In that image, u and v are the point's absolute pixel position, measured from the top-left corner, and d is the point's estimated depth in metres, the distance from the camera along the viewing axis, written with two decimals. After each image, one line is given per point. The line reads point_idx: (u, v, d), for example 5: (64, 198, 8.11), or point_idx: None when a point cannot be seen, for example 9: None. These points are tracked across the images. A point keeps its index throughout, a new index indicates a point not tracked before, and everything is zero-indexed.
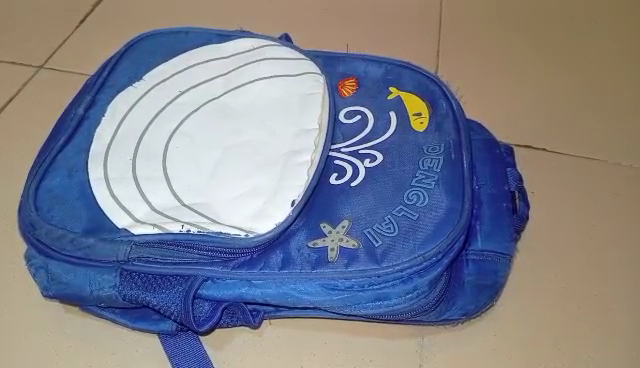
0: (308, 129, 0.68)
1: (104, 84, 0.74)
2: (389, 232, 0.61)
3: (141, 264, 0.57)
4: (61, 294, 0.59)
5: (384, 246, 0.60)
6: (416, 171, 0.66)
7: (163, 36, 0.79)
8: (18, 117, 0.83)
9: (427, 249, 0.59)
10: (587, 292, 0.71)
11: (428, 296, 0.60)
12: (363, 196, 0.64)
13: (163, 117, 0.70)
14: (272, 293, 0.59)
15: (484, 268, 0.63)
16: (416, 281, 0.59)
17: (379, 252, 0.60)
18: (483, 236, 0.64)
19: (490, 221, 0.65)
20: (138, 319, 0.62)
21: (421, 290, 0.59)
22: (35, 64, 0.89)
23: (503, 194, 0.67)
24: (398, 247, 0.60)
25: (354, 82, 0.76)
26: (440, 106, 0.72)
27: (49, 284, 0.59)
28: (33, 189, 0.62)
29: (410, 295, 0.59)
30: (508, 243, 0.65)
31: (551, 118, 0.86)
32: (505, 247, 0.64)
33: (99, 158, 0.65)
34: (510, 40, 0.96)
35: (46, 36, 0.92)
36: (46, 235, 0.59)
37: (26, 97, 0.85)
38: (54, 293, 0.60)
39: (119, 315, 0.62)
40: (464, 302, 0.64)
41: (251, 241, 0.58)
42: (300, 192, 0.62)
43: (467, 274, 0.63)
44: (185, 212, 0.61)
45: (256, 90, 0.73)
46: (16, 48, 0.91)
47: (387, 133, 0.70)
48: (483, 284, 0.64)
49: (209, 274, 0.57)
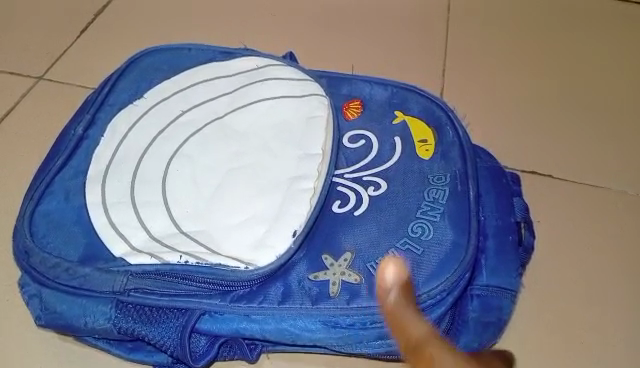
0: (312, 153, 0.68)
1: (104, 102, 0.72)
2: None
3: (137, 295, 0.56)
4: (54, 325, 0.57)
5: None
6: (421, 202, 0.64)
7: (164, 54, 0.79)
8: (14, 130, 0.81)
9: (432, 287, 0.58)
10: (595, 326, 0.69)
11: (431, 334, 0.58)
12: (365, 226, 0.63)
13: (163, 138, 0.69)
14: (271, 328, 0.57)
15: (487, 304, 0.62)
16: None
17: None
18: (488, 271, 0.63)
19: (494, 254, 0.64)
20: (133, 350, 0.60)
21: None
22: (34, 75, 0.87)
23: (509, 226, 0.66)
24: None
25: (359, 104, 0.75)
26: (446, 134, 0.71)
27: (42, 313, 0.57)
28: (29, 212, 0.60)
29: None
30: (513, 278, 0.63)
31: (557, 143, 0.85)
32: (511, 283, 0.63)
33: (98, 180, 0.64)
34: (516, 62, 0.94)
35: (46, 47, 0.91)
36: (40, 262, 0.57)
37: (23, 110, 0.83)
38: (47, 323, 0.57)
39: (114, 347, 0.60)
40: (467, 340, 0.62)
41: (252, 273, 0.56)
42: (303, 221, 0.61)
43: (470, 310, 0.62)
44: (184, 241, 0.59)
45: (258, 112, 0.73)
46: (15, 58, 0.89)
47: (392, 160, 0.69)
48: (487, 321, 0.62)
49: (207, 307, 0.56)
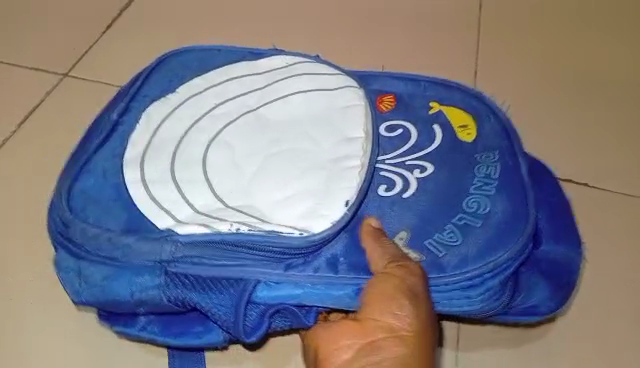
0: (352, 138, 0.66)
1: (138, 93, 0.71)
2: (452, 242, 0.61)
3: (187, 265, 0.57)
4: (95, 299, 0.59)
5: (448, 256, 0.61)
6: (474, 178, 0.65)
7: (191, 54, 0.75)
8: (45, 128, 0.80)
9: (498, 256, 0.60)
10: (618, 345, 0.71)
11: (500, 297, 0.61)
12: (417, 203, 0.64)
13: (197, 130, 0.67)
14: (332, 295, 0.58)
15: (555, 265, 0.66)
16: (489, 282, 0.60)
17: (443, 262, 0.60)
18: (550, 236, 0.67)
19: (553, 222, 0.67)
20: (180, 335, 0.61)
21: (496, 290, 0.60)
22: (59, 72, 0.85)
23: (561, 203, 0.69)
24: (465, 255, 0.60)
25: (393, 98, 0.73)
26: (487, 120, 0.71)
27: (84, 289, 0.60)
28: (66, 186, 0.61)
29: (486, 295, 0.60)
30: (571, 242, 0.67)
31: (593, 147, 0.82)
32: (572, 254, 0.67)
33: (137, 160, 0.64)
34: (555, 54, 0.90)
35: (69, 39, 0.88)
36: (79, 235, 0.59)
37: (50, 106, 0.82)
38: (87, 298, 0.60)
39: (158, 333, 0.61)
40: (539, 298, 0.65)
41: (302, 240, 0.57)
42: (353, 193, 0.61)
43: (541, 269, 0.66)
44: (232, 213, 0.60)
45: (292, 104, 0.71)
46: (39, 50, 0.86)
47: (433, 143, 0.68)
48: (556, 280, 0.66)
49: (262, 277, 0.57)
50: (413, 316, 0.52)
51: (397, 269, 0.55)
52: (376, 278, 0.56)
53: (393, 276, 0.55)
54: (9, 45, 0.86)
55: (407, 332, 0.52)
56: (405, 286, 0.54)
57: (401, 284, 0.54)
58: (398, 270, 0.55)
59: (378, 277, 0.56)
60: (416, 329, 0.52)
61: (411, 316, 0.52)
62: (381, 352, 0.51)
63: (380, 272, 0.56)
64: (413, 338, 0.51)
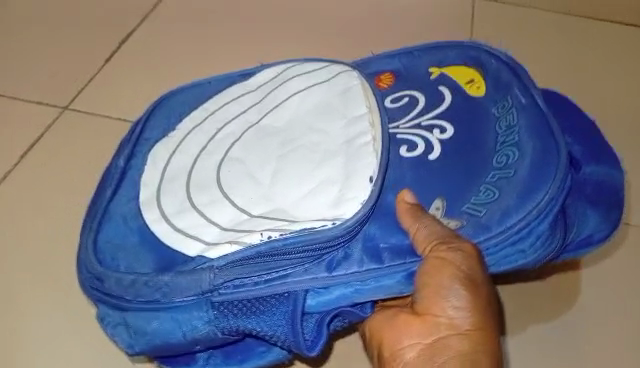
0: (359, 115, 0.64)
1: (140, 136, 0.69)
2: (489, 199, 0.58)
3: (228, 291, 0.50)
4: (150, 348, 0.51)
5: (489, 214, 0.57)
6: (497, 134, 0.63)
7: (188, 91, 0.74)
8: (49, 164, 0.80)
9: (538, 199, 0.56)
10: None
11: (551, 243, 0.57)
12: (444, 167, 0.60)
13: (206, 153, 0.66)
14: (386, 284, 0.52)
15: (599, 189, 0.61)
16: (537, 229, 0.56)
17: (486, 221, 0.57)
18: (587, 158, 0.61)
19: (584, 145, 0.62)
20: (244, 361, 0.53)
21: (545, 235, 0.56)
22: (58, 105, 0.86)
23: (589, 130, 0.64)
24: (507, 208, 0.57)
25: (390, 75, 0.72)
26: (489, 65, 0.69)
27: (133, 339, 0.51)
28: (89, 242, 0.56)
29: (537, 243, 0.56)
30: (611, 162, 0.62)
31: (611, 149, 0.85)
32: (614, 174, 0.61)
33: (151, 200, 0.60)
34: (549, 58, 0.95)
35: (70, 74, 0.89)
36: (115, 285, 0.51)
37: (50, 144, 0.82)
38: (143, 348, 0.51)
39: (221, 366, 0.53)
40: (594, 226, 0.60)
41: (338, 229, 0.51)
42: (374, 169, 0.57)
43: (588, 194, 0.61)
44: (260, 221, 0.55)
45: (293, 106, 0.69)
46: (42, 87, 0.88)
47: (443, 103, 0.66)
48: (606, 204, 0.61)
49: (309, 283, 0.50)
50: (475, 308, 0.47)
51: (450, 253, 0.49)
52: (427, 264, 0.50)
53: (447, 265, 0.49)
54: (12, 83, 0.88)
55: (470, 329, 0.47)
56: (463, 275, 0.48)
57: (458, 273, 0.48)
58: (453, 255, 0.49)
59: (429, 262, 0.50)
60: (479, 322, 0.47)
61: (472, 310, 0.47)
62: (446, 352, 0.47)
63: (430, 256, 0.50)
64: (477, 333, 0.47)
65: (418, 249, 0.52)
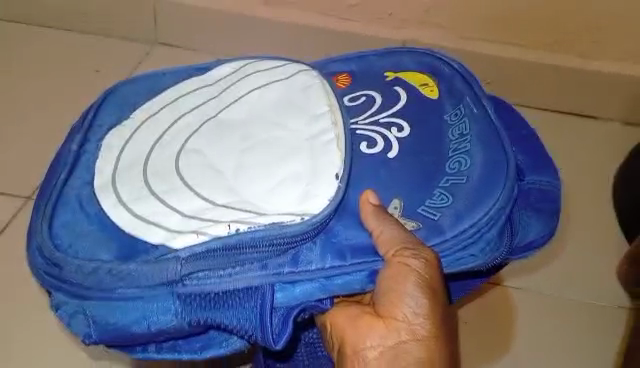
0: (319, 113, 0.64)
1: (93, 123, 0.65)
2: (444, 203, 0.57)
3: (195, 282, 0.49)
4: (110, 338, 0.49)
5: (445, 216, 0.56)
6: (450, 141, 0.63)
7: (133, 84, 0.69)
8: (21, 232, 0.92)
9: (491, 204, 0.57)
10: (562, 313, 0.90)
11: (499, 247, 0.56)
12: (401, 167, 0.60)
13: (161, 145, 0.62)
14: (348, 281, 0.52)
15: (542, 197, 0.61)
16: (487, 234, 0.56)
17: (443, 224, 0.56)
18: (528, 168, 0.62)
19: (526, 154, 0.63)
20: (206, 348, 0.52)
21: (494, 241, 0.56)
22: (22, 193, 0.96)
23: (534, 142, 0.64)
24: (458, 211, 0.56)
25: (347, 76, 0.72)
26: (443, 73, 0.70)
27: (91, 328, 0.49)
28: (45, 227, 0.54)
29: (487, 249, 0.56)
30: (552, 171, 0.63)
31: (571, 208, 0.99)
32: (554, 182, 0.62)
33: (107, 186, 0.58)
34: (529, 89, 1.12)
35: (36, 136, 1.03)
36: (75, 272, 0.49)
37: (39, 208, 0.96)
38: (100, 338, 0.49)
39: (183, 352, 0.52)
40: (537, 232, 0.60)
41: (301, 227, 0.51)
42: (340, 166, 0.57)
43: (533, 201, 0.61)
44: (224, 212, 0.54)
45: (252, 102, 0.67)
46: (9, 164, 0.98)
47: (399, 103, 0.66)
48: (550, 211, 0.61)
49: (275, 278, 0.50)
50: (434, 317, 0.50)
51: (413, 260, 0.50)
52: (389, 268, 0.50)
53: (410, 272, 0.49)
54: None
55: (427, 336, 0.49)
56: (424, 283, 0.50)
57: (420, 282, 0.50)
58: (416, 263, 0.50)
59: (391, 267, 0.50)
60: (436, 330, 0.50)
61: (432, 317, 0.50)
62: (407, 357, 0.49)
63: (393, 260, 0.50)
64: (434, 341, 0.49)
65: (380, 250, 0.52)
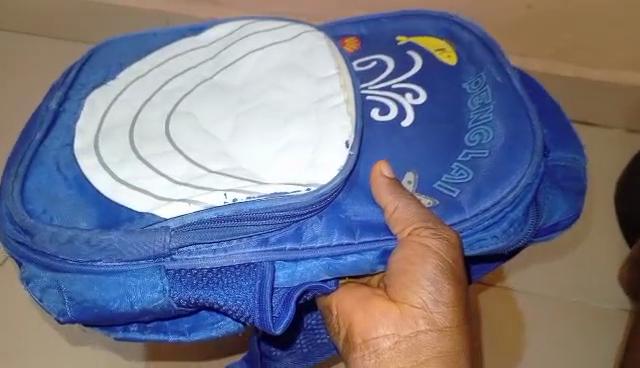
0: (326, 77, 0.58)
1: (75, 81, 0.58)
2: (463, 179, 0.52)
3: (185, 257, 0.44)
4: (87, 315, 0.43)
5: (466, 193, 0.51)
6: (469, 112, 0.57)
7: (125, 42, 0.63)
8: None
9: (516, 181, 0.51)
10: (563, 327, 0.81)
11: (524, 229, 0.51)
12: (417, 138, 0.54)
13: (152, 104, 0.55)
14: (355, 261, 0.46)
15: (567, 175, 0.56)
16: (511, 214, 0.51)
17: (463, 201, 0.51)
18: (553, 143, 0.57)
19: (550, 128, 0.58)
20: (195, 329, 0.47)
21: (518, 222, 0.51)
22: None
23: (559, 116, 0.59)
24: (480, 187, 0.51)
25: (355, 40, 0.66)
26: (462, 38, 0.64)
27: (66, 304, 0.43)
28: (17, 191, 0.48)
29: (510, 230, 0.51)
30: (578, 146, 0.57)
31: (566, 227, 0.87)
32: (579, 159, 0.57)
33: (88, 148, 0.51)
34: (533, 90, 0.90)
35: None
36: (49, 241, 0.43)
37: None
38: (76, 315, 0.43)
39: (170, 333, 0.47)
40: (561, 212, 0.56)
41: (307, 198, 0.45)
42: (351, 133, 0.51)
43: (558, 179, 0.56)
44: (219, 178, 0.48)
45: (251, 63, 0.60)
46: None
47: (413, 69, 0.61)
48: (575, 189, 0.56)
49: (277, 256, 0.45)
50: (453, 304, 0.44)
51: (433, 241, 0.44)
52: (406, 249, 0.45)
53: (430, 254, 0.44)
54: None
55: (449, 326, 0.44)
56: (444, 266, 0.45)
57: (440, 265, 0.45)
58: (437, 244, 0.44)
59: (409, 248, 0.45)
60: (457, 319, 0.45)
61: (453, 305, 0.45)
62: (424, 349, 0.44)
63: (410, 241, 0.45)
64: (455, 331, 0.44)
65: (393, 229, 0.46)
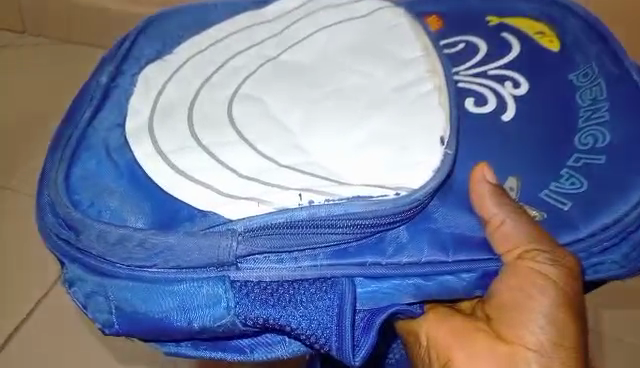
0: (411, 60, 0.50)
1: (128, 53, 0.51)
2: (575, 189, 0.45)
3: (251, 267, 0.37)
4: (137, 328, 0.37)
5: (580, 208, 0.44)
6: (579, 109, 0.49)
7: (181, 12, 0.55)
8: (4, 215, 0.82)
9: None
10: None
11: None
12: (519, 137, 0.47)
13: (211, 87, 0.48)
14: (448, 282, 0.39)
15: None
16: (632, 237, 0.44)
17: (576, 218, 0.44)
18: None
19: None
20: (257, 347, 0.40)
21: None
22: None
23: None
24: (596, 202, 0.44)
25: (439, 18, 0.58)
26: (567, 23, 0.56)
27: (113, 314, 0.37)
28: (62, 178, 0.42)
29: (632, 254, 0.44)
30: None
31: None
32: None
33: (143, 131, 0.45)
34: None
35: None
36: (97, 241, 0.37)
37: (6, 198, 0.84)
38: (124, 327, 0.38)
39: (227, 350, 0.40)
40: None
41: (396, 205, 0.38)
42: (446, 127, 0.44)
43: None
44: (290, 176, 0.41)
45: (321, 44, 0.52)
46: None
47: (510, 54, 0.53)
48: None
49: (358, 271, 0.38)
50: (568, 343, 0.38)
51: (547, 267, 0.38)
52: (515, 274, 0.38)
53: (543, 283, 0.38)
54: None
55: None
56: (560, 298, 0.38)
57: (555, 296, 0.38)
58: (552, 271, 0.38)
59: (518, 273, 0.38)
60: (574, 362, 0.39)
61: (569, 345, 0.38)
62: None
63: (520, 265, 0.38)
64: None
65: (497, 249, 0.39)
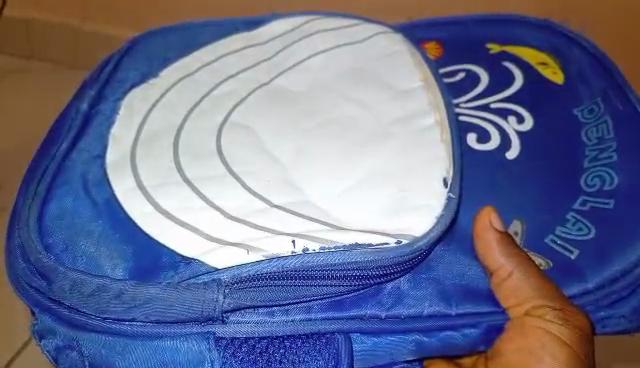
0: (409, 90, 0.47)
1: (111, 77, 0.48)
2: (582, 235, 0.42)
3: (238, 321, 0.35)
4: None
5: (587, 257, 0.42)
6: (585, 147, 0.46)
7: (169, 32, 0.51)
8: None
9: None
10: None
11: None
12: (524, 178, 0.44)
13: (198, 115, 0.45)
14: (450, 337, 0.37)
15: None
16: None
17: (583, 267, 0.41)
18: None
19: None
20: None
21: None
22: None
23: None
24: (605, 250, 0.42)
25: (437, 45, 0.55)
26: (569, 53, 0.53)
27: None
28: (33, 218, 0.39)
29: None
30: None
31: None
32: None
33: (123, 164, 0.42)
34: None
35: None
36: (69, 292, 0.36)
37: None
38: None
39: None
40: None
41: (396, 255, 0.36)
42: (450, 168, 0.41)
43: None
44: (283, 218, 0.39)
45: (314, 70, 0.49)
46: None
47: (512, 85, 0.50)
48: None
49: (353, 327, 0.35)
50: None
51: (556, 325, 0.35)
52: (523, 334, 0.35)
53: (552, 344, 0.35)
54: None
55: None
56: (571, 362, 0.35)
57: (566, 359, 0.34)
58: (560, 330, 0.35)
59: (527, 333, 0.35)
60: None
61: None
62: None
63: (526, 322, 0.35)
64: None
65: (504, 303, 0.37)
